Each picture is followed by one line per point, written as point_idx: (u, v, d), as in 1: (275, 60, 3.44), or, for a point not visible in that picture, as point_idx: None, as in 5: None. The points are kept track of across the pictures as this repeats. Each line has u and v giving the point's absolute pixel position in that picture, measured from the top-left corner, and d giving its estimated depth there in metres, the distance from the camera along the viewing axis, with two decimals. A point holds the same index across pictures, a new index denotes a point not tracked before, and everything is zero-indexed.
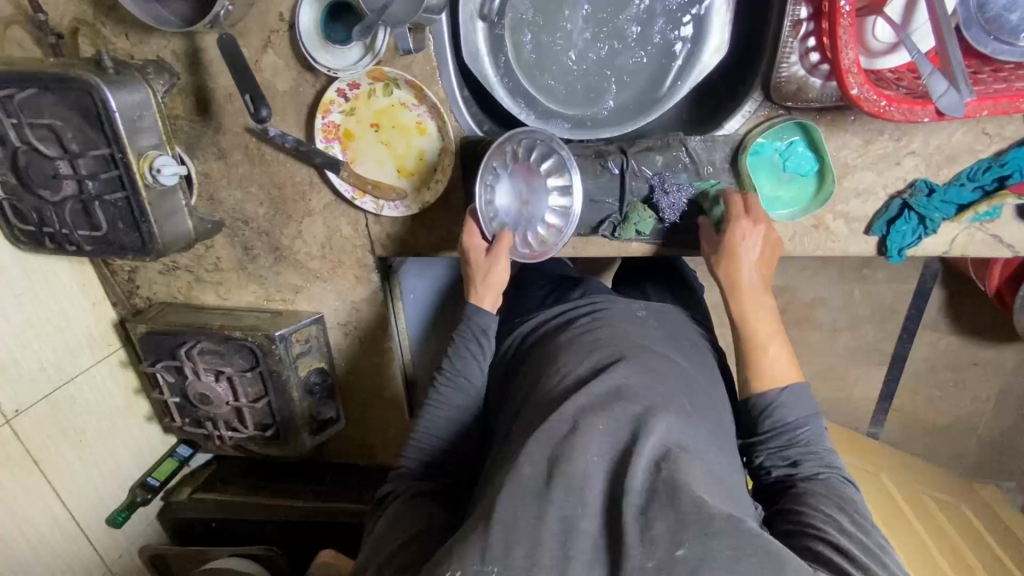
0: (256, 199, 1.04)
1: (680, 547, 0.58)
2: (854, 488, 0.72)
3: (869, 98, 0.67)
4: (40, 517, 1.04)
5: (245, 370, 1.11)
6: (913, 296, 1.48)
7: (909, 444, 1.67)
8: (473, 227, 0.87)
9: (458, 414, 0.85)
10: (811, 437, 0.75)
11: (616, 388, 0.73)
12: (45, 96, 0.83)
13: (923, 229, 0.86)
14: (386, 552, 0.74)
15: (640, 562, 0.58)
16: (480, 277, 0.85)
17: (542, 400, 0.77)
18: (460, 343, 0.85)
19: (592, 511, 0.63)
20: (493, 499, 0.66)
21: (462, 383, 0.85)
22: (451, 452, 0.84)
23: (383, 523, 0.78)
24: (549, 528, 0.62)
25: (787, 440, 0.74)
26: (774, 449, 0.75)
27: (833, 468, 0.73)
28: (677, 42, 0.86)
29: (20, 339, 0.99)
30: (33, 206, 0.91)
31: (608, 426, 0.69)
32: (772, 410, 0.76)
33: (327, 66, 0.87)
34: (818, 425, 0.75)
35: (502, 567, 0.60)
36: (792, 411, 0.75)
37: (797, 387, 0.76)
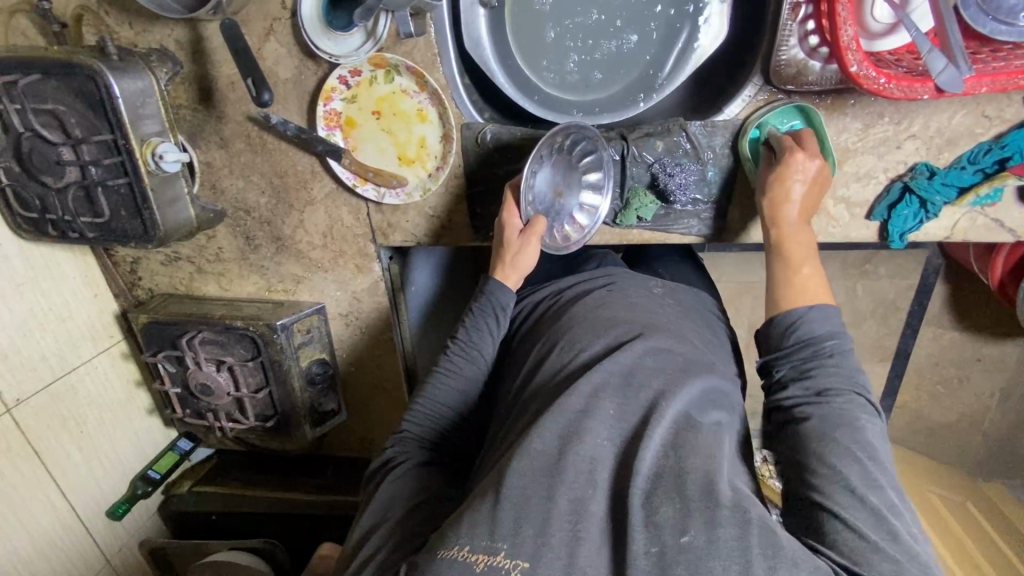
0: (258, 188, 1.04)
1: (684, 535, 0.58)
2: (876, 420, 0.68)
3: (869, 75, 0.68)
4: (39, 508, 1.04)
5: (246, 360, 1.11)
6: (915, 292, 1.44)
7: (912, 440, 1.66)
8: (512, 204, 0.87)
9: (468, 385, 0.88)
10: (836, 362, 0.71)
11: (628, 371, 0.74)
12: (48, 82, 0.84)
13: (925, 213, 0.87)
14: (394, 515, 0.75)
15: (646, 548, 0.58)
16: (509, 256, 0.87)
17: (553, 380, 0.78)
18: (478, 316, 0.89)
19: (601, 494, 0.63)
20: (504, 472, 0.65)
21: (474, 354, 0.88)
22: (457, 421, 0.87)
23: (387, 489, 0.79)
24: (559, 507, 0.61)
25: (810, 360, 0.71)
26: (795, 368, 0.72)
27: (859, 393, 0.70)
28: (677, 27, 0.86)
29: (22, 327, 0.99)
30: (37, 193, 0.91)
31: (619, 410, 0.70)
32: (799, 329, 0.73)
33: (329, 53, 0.87)
34: (845, 351, 0.71)
35: (511, 545, 0.59)
36: (818, 332, 0.72)
37: (824, 307, 0.73)
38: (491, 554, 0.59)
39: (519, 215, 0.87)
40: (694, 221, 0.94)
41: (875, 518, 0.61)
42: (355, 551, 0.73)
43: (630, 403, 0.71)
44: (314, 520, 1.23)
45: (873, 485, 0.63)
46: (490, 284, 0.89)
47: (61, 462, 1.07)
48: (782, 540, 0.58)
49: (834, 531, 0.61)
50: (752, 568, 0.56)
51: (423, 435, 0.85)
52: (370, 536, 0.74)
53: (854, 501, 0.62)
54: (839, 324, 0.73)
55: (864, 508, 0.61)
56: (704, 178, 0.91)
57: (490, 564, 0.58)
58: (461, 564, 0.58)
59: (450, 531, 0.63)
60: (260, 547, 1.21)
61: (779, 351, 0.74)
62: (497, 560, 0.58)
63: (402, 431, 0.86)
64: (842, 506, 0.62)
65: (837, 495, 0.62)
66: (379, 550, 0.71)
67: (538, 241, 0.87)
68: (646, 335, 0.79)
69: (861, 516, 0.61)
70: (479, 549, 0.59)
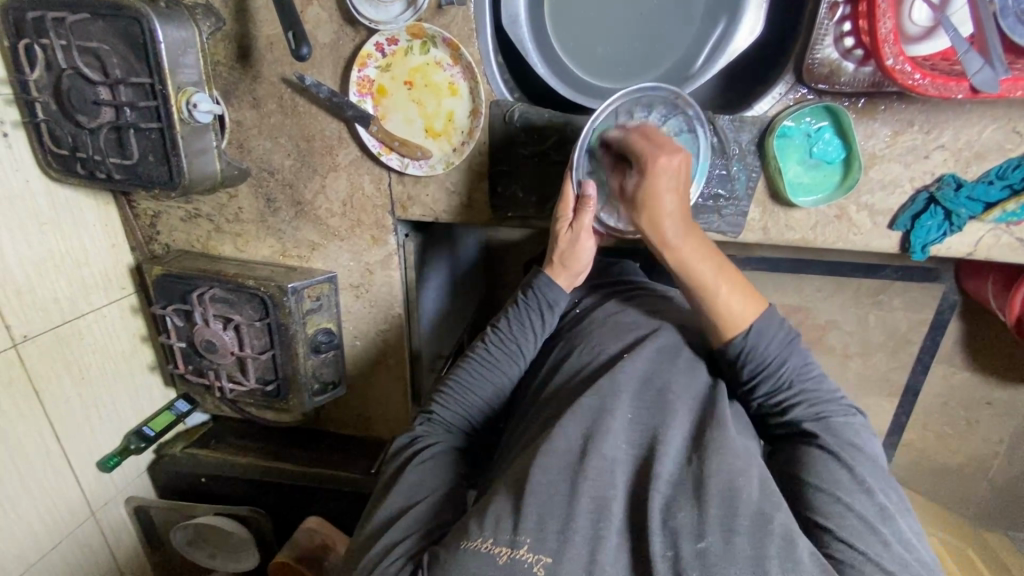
0: (284, 151, 1.05)
1: (701, 541, 0.57)
2: (852, 417, 0.75)
3: (904, 69, 0.68)
4: (35, 454, 1.03)
5: (254, 321, 1.11)
6: (929, 328, 1.37)
7: (915, 481, 1.62)
8: (570, 193, 0.85)
9: (506, 381, 0.88)
10: (793, 373, 0.76)
11: (646, 376, 0.75)
12: (95, 22, 0.87)
13: (949, 226, 0.86)
14: (427, 500, 0.75)
15: (662, 551, 0.58)
16: (558, 253, 0.87)
17: (574, 379, 0.80)
18: (520, 308, 0.88)
19: (622, 493, 0.63)
20: (528, 470, 0.65)
21: (517, 351, 0.88)
22: (489, 416, 0.89)
23: (417, 472, 0.79)
24: (582, 506, 0.61)
25: (773, 384, 0.76)
26: (764, 395, 0.77)
27: (827, 399, 0.76)
28: (714, 25, 0.90)
29: (39, 267, 1.00)
30: (70, 132, 0.93)
31: (637, 416, 0.71)
32: (749, 354, 0.76)
33: (369, 18, 0.90)
34: (795, 356, 0.76)
35: (535, 539, 0.59)
36: (763, 350, 0.76)
37: (766, 319, 0.76)
38: (513, 547, 0.59)
39: (572, 208, 0.85)
40: (716, 218, 0.92)
41: (865, 526, 0.64)
42: (380, 533, 0.73)
43: (645, 406, 0.72)
44: (304, 491, 1.22)
45: (858, 492, 0.67)
46: (539, 278, 0.89)
47: (63, 408, 1.07)
48: (803, 555, 0.57)
49: (835, 548, 0.62)
50: (767, 572, 0.55)
51: (452, 421, 0.87)
52: (400, 517, 0.73)
53: (836, 507, 0.65)
54: (785, 325, 0.77)
55: (852, 516, 0.64)
56: (729, 174, 0.90)
57: (513, 557, 0.58)
58: (484, 556, 0.58)
59: (472, 525, 0.62)
60: (244, 515, 1.20)
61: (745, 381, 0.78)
62: (519, 553, 0.58)
63: (432, 413, 0.88)
64: (828, 517, 0.64)
65: (830, 510, 0.65)
66: (411, 534, 0.71)
67: (592, 237, 0.86)
68: (659, 334, 0.81)
69: (852, 527, 0.63)
70: (502, 542, 0.59)
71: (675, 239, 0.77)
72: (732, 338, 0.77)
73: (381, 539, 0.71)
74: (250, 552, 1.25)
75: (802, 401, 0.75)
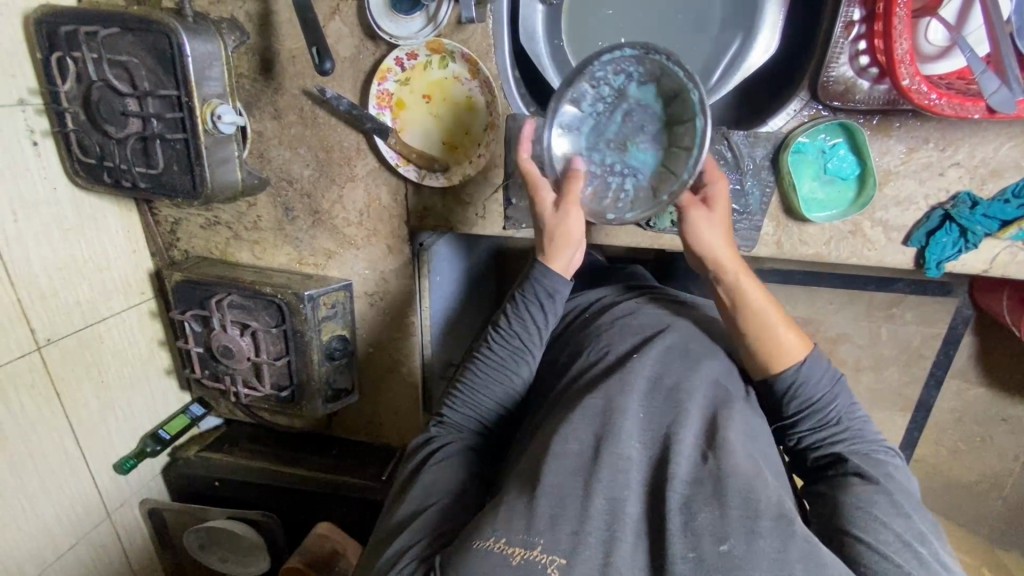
0: (303, 161, 1.07)
1: (723, 543, 0.58)
2: (896, 460, 0.76)
3: (920, 89, 0.69)
4: (53, 454, 1.04)
5: (271, 327, 1.13)
6: (943, 342, 1.36)
7: (928, 498, 1.60)
8: (535, 175, 0.84)
9: (515, 379, 0.87)
10: (839, 411, 0.77)
11: (655, 377, 0.76)
12: (125, 37, 0.89)
13: (964, 243, 0.86)
14: (440, 501, 0.75)
15: (682, 551, 0.58)
16: (551, 236, 0.83)
17: (585, 377, 0.81)
18: (522, 304, 0.85)
19: (635, 496, 0.64)
20: (539, 470, 0.66)
21: (520, 347, 0.87)
22: (496, 422, 0.89)
23: (429, 475, 0.79)
24: (595, 505, 0.62)
25: (819, 420, 0.77)
26: (808, 430, 0.78)
27: (873, 441, 0.77)
28: (732, 41, 0.91)
29: (62, 270, 1.02)
30: (98, 141, 0.96)
31: (648, 416, 0.72)
32: (798, 390, 0.77)
33: (390, 33, 0.92)
34: (842, 393, 0.78)
35: (548, 540, 0.60)
36: (813, 387, 0.77)
37: (816, 358, 0.78)
38: (527, 547, 0.59)
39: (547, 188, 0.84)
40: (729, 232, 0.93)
41: (901, 544, 0.64)
42: (393, 536, 0.73)
43: (657, 405, 0.73)
44: (317, 496, 1.22)
45: (896, 513, 0.67)
46: (535, 269, 0.85)
47: (83, 410, 1.09)
48: (825, 559, 0.57)
49: (869, 560, 0.62)
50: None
51: (464, 423, 0.88)
52: (412, 521, 0.74)
53: (872, 523, 0.66)
54: (832, 364, 0.79)
55: (890, 534, 0.65)
56: (743, 189, 0.91)
57: (526, 559, 0.58)
58: (496, 556, 0.58)
59: (485, 525, 0.63)
60: (257, 519, 1.22)
61: (791, 417, 0.79)
62: (532, 555, 0.58)
63: (443, 417, 0.89)
64: (864, 529, 0.65)
65: (867, 525, 0.65)
66: (422, 538, 0.70)
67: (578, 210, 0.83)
68: (667, 334, 0.82)
69: (889, 542, 0.64)
70: (516, 542, 0.60)
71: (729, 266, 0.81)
72: (781, 371, 0.78)
73: (394, 542, 0.72)
74: (262, 558, 1.25)
75: (847, 437, 0.77)
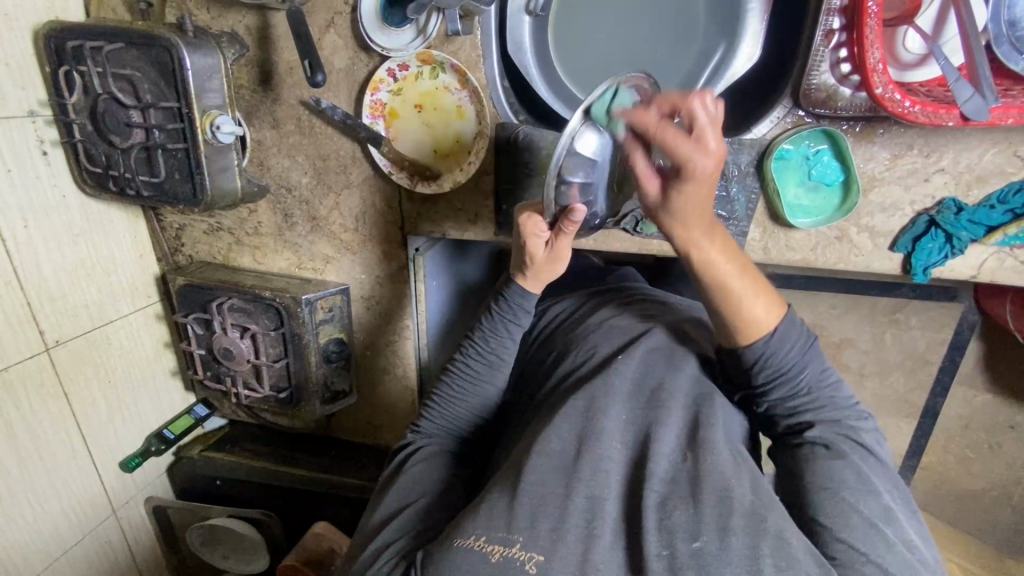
0: (301, 169, 1.10)
1: (696, 540, 0.59)
2: (869, 424, 0.75)
3: (893, 97, 0.70)
4: (61, 450, 1.08)
5: (269, 330, 1.16)
6: (947, 347, 1.35)
7: (934, 506, 1.58)
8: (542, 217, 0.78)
9: (490, 388, 0.89)
10: (811, 381, 0.74)
11: (637, 380, 0.76)
12: (129, 51, 0.94)
13: (951, 248, 0.86)
14: (419, 501, 0.77)
15: (657, 549, 0.59)
16: (533, 270, 0.83)
17: (571, 379, 0.82)
18: (497, 319, 0.87)
19: (614, 495, 0.65)
20: (520, 470, 0.67)
21: (496, 360, 0.88)
22: (484, 424, 0.91)
23: (406, 477, 0.81)
24: (574, 505, 0.63)
25: (790, 390, 0.74)
26: (778, 400, 0.75)
27: (846, 409, 0.74)
28: (715, 51, 0.92)
29: (71, 275, 1.06)
30: (104, 151, 1.00)
31: (630, 417, 0.72)
32: (766, 362, 0.73)
33: (381, 46, 0.95)
34: (813, 361, 0.74)
35: (526, 538, 0.61)
36: (782, 357, 0.72)
37: (786, 326, 0.73)
38: (505, 545, 0.60)
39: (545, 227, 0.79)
40: None
41: (868, 527, 0.64)
42: (372, 536, 0.75)
43: (639, 406, 0.73)
44: (315, 496, 1.25)
45: (864, 490, 0.66)
46: (511, 287, 0.86)
47: (90, 408, 1.13)
48: (796, 552, 0.58)
49: (835, 549, 0.63)
50: (762, 571, 0.56)
51: (442, 428, 0.89)
52: (391, 521, 0.75)
53: (839, 507, 0.65)
54: (804, 331, 0.74)
55: (857, 517, 0.64)
56: (728, 195, 0.91)
57: (506, 556, 0.59)
58: (476, 553, 0.60)
59: (466, 524, 0.64)
60: (255, 518, 1.25)
61: (760, 388, 0.75)
62: (512, 551, 0.60)
63: (419, 425, 0.90)
64: (831, 516, 0.65)
65: (835, 509, 0.65)
66: (401, 537, 0.72)
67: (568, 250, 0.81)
68: (649, 337, 0.83)
69: (855, 527, 0.63)
70: (495, 541, 0.61)
71: (694, 231, 0.69)
72: (751, 342, 0.73)
73: (374, 541, 0.73)
74: (262, 556, 1.27)
75: (820, 405, 0.74)
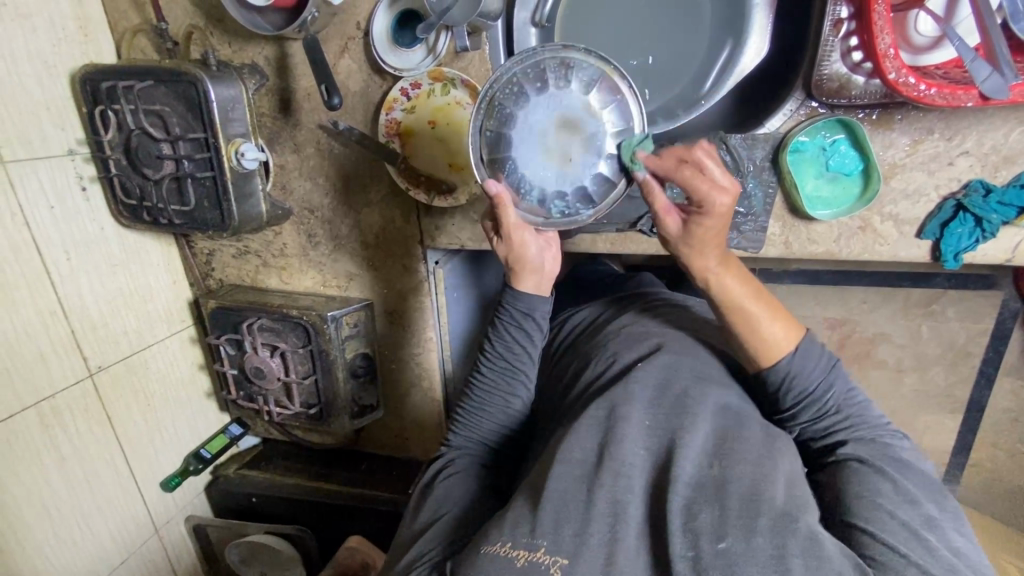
0: (322, 190, 1.14)
1: (721, 542, 0.57)
2: (904, 442, 0.76)
3: (907, 82, 0.69)
4: (106, 472, 1.12)
5: (298, 347, 1.19)
6: (990, 337, 1.30)
7: (987, 506, 1.49)
8: (485, 220, 0.85)
9: (512, 397, 0.90)
10: (834, 400, 0.77)
11: (662, 384, 0.74)
12: (159, 88, 0.99)
13: (981, 232, 0.83)
14: (450, 513, 0.78)
15: (683, 551, 0.58)
16: (508, 266, 0.86)
17: (590, 387, 0.82)
18: (504, 325, 0.88)
19: (638, 498, 0.64)
20: (543, 477, 0.67)
21: (510, 367, 0.89)
22: (509, 435, 0.91)
23: (437, 491, 0.82)
24: (598, 509, 0.62)
25: (815, 410, 0.77)
26: (806, 421, 0.78)
27: (878, 430, 0.75)
28: (722, 49, 0.96)
29: (110, 302, 1.11)
30: (138, 183, 1.06)
31: (654, 424, 0.70)
32: (790, 382, 0.76)
33: (394, 66, 0.98)
34: (835, 379, 0.77)
35: (552, 542, 0.61)
36: (805, 376, 0.76)
37: (805, 347, 0.76)
38: (531, 550, 0.60)
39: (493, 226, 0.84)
40: (734, 235, 0.93)
41: (898, 526, 0.62)
42: (408, 548, 0.76)
43: (662, 411, 0.71)
44: (347, 510, 1.26)
45: (902, 500, 0.66)
46: (507, 293, 0.88)
47: (130, 430, 1.17)
48: (827, 551, 0.57)
49: (875, 551, 0.61)
50: (790, 571, 0.55)
51: (471, 441, 0.90)
52: (427, 531, 0.76)
53: (874, 511, 0.64)
54: (826, 354, 0.77)
55: (893, 522, 0.63)
56: (743, 192, 0.91)
57: (532, 561, 0.60)
58: (503, 559, 0.60)
59: (492, 531, 0.64)
60: (292, 533, 1.28)
61: (788, 411, 0.78)
62: (537, 557, 0.60)
63: (449, 440, 0.91)
64: (868, 521, 0.64)
65: (872, 514, 0.64)
66: (436, 546, 0.73)
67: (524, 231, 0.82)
68: (677, 343, 0.82)
69: (892, 530, 0.62)
70: (521, 546, 0.61)
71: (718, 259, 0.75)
72: (774, 364, 0.76)
73: (408, 554, 0.74)
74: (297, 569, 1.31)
75: (848, 423, 0.76)
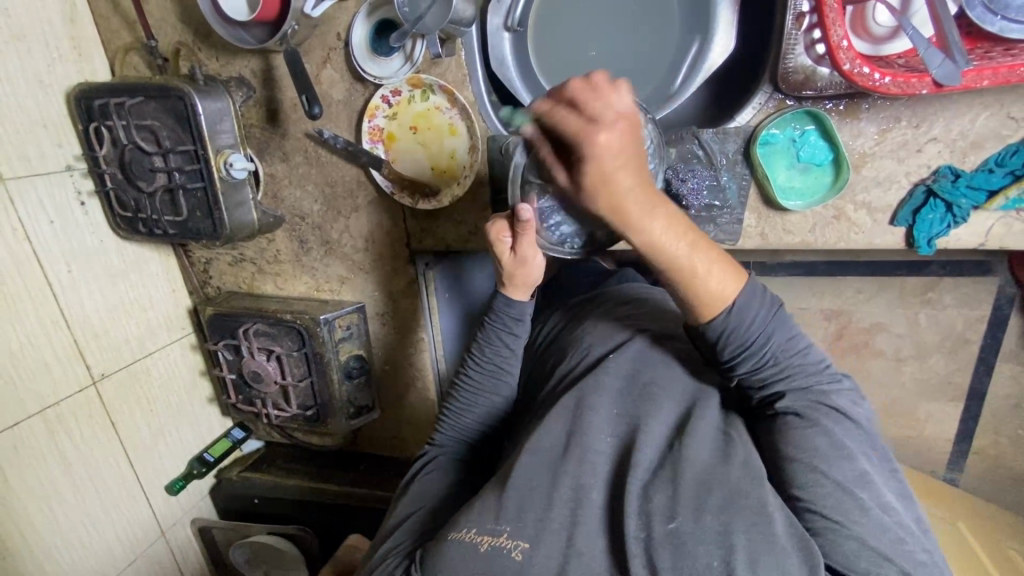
0: (312, 197, 1.17)
1: (674, 523, 0.60)
2: (846, 388, 0.72)
3: (861, 72, 0.71)
4: (111, 476, 1.16)
5: (293, 351, 1.22)
6: (987, 324, 1.30)
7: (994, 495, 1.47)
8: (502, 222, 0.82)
9: (495, 398, 0.92)
10: (777, 350, 0.71)
11: (631, 373, 0.77)
12: (149, 103, 1.03)
13: (952, 218, 0.84)
14: (427, 508, 0.80)
15: (639, 532, 0.60)
16: (509, 276, 0.86)
17: (565, 379, 0.84)
18: (493, 329, 0.90)
19: (601, 484, 0.66)
20: (511, 466, 0.69)
21: (497, 370, 0.91)
22: (488, 431, 0.93)
23: (416, 486, 0.85)
24: (561, 495, 0.65)
25: (758, 362, 0.71)
26: (748, 373, 0.72)
27: (821, 378, 0.71)
28: (691, 45, 0.97)
29: (111, 311, 1.15)
30: (133, 196, 1.10)
31: (621, 412, 0.73)
32: (729, 335, 0.70)
33: (373, 75, 1.01)
34: (777, 329, 0.71)
35: (514, 527, 0.63)
36: (746, 329, 0.69)
37: (744, 297, 0.69)
38: (494, 535, 0.63)
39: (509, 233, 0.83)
40: (711, 228, 0.94)
41: (846, 494, 0.62)
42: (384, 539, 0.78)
43: (629, 400, 0.74)
44: (346, 509, 1.29)
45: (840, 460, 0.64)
46: (498, 299, 0.89)
47: (136, 436, 1.21)
48: (773, 529, 0.58)
49: (819, 524, 0.62)
50: (733, 545, 0.57)
51: (453, 439, 0.92)
52: (404, 522, 0.79)
53: (811, 476, 0.64)
54: (768, 298, 0.71)
55: (828, 483, 0.63)
56: (717, 185, 0.92)
57: (493, 545, 0.62)
58: (468, 545, 0.62)
59: (460, 519, 0.67)
60: (293, 533, 1.31)
61: (730, 363, 0.72)
62: (499, 541, 0.62)
63: (435, 439, 0.93)
64: (807, 488, 0.64)
65: (810, 478, 0.64)
66: (410, 537, 0.75)
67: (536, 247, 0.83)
68: (649, 334, 0.83)
69: (833, 501, 0.62)
70: (485, 531, 0.63)
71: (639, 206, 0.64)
72: (712, 320, 0.70)
73: (384, 545, 0.76)
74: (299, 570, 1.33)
75: (790, 374, 0.71)
